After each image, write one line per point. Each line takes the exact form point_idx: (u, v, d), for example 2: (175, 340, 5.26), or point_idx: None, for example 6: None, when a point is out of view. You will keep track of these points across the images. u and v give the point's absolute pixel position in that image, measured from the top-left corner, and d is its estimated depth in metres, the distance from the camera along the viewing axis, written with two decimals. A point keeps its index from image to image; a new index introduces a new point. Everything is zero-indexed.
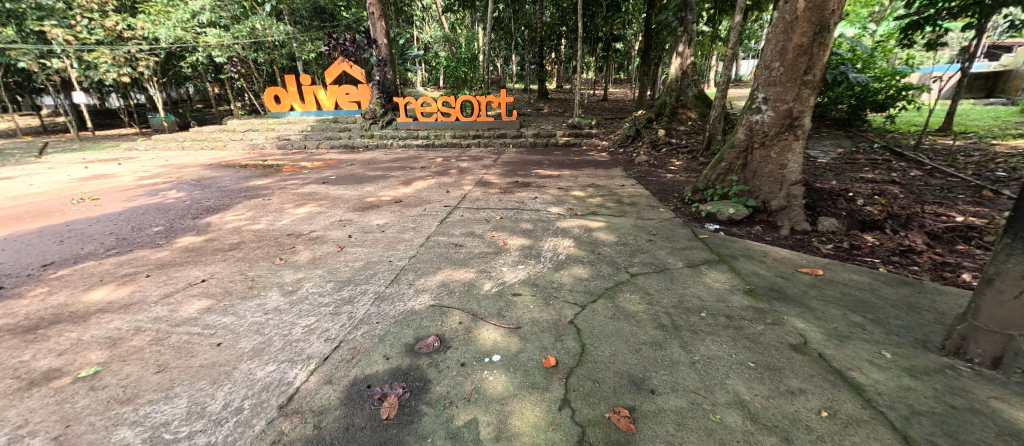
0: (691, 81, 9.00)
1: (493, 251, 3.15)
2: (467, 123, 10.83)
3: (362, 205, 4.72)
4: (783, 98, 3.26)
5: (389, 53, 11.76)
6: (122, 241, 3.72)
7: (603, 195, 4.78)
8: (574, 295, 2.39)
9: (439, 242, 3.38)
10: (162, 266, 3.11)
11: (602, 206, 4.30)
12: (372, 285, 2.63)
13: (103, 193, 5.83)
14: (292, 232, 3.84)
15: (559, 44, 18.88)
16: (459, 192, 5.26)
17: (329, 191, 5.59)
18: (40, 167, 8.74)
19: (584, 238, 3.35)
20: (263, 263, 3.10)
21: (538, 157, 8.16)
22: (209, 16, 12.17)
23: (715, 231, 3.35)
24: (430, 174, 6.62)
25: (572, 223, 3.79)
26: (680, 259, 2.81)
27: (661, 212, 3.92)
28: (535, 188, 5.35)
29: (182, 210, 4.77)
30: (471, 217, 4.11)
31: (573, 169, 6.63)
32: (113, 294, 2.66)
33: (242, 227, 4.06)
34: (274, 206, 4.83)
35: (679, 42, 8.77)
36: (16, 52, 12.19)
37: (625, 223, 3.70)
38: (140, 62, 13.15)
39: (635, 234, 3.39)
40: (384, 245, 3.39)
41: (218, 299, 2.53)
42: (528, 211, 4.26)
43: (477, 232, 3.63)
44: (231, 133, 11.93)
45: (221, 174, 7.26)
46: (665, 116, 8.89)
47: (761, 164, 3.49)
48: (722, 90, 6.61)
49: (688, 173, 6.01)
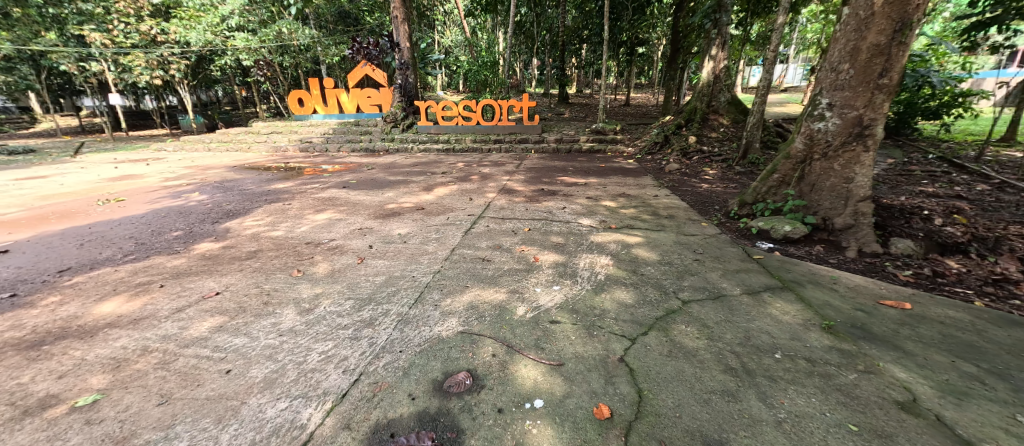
0: (724, 85, 8.53)
1: (523, 268, 2.91)
2: (488, 128, 10.67)
3: (382, 212, 4.55)
4: (851, 104, 2.92)
5: (412, 57, 11.72)
6: (140, 247, 3.62)
7: (637, 206, 4.47)
8: (621, 324, 2.11)
9: (464, 256, 3.15)
10: (177, 276, 2.97)
11: (637, 219, 4.00)
12: (394, 305, 2.41)
13: (129, 194, 5.85)
14: (311, 240, 3.67)
15: (580, 48, 18.61)
16: (482, 200, 5.04)
17: (349, 196, 5.46)
18: (72, 167, 8.94)
19: (622, 256, 3.06)
20: (280, 275, 2.92)
21: (561, 163, 7.91)
22: (238, 20, 12.25)
23: (769, 250, 3.03)
24: (452, 180, 6.43)
25: (607, 237, 3.51)
26: (736, 283, 2.50)
27: (704, 227, 3.59)
28: (562, 197, 5.09)
29: (202, 214, 4.69)
30: (497, 227, 3.87)
31: (600, 177, 6.34)
32: (124, 306, 2.51)
33: (261, 233, 3.92)
34: (293, 211, 4.70)
35: (712, 46, 8.40)
36: (57, 56, 12.67)
37: (666, 238, 3.40)
38: (172, 65, 13.56)
39: (679, 251, 3.08)
40: (406, 257, 3.18)
41: (231, 316, 2.35)
42: (557, 222, 3.99)
43: (504, 245, 3.38)
44: (255, 135, 12.09)
45: (243, 176, 7.26)
46: (695, 122, 8.50)
47: (821, 178, 3.16)
48: (761, 95, 6.21)
49: (725, 184, 5.63)
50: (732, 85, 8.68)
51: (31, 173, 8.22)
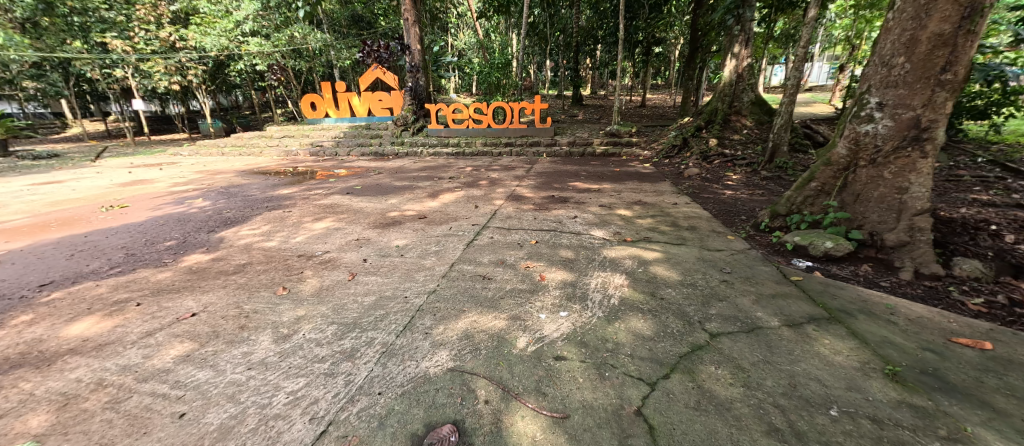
0: (747, 85, 8.08)
1: (528, 288, 2.62)
2: (499, 130, 10.44)
3: (382, 221, 4.32)
4: (906, 103, 2.56)
5: (422, 59, 11.60)
6: (129, 258, 3.46)
7: (654, 216, 4.13)
8: (639, 363, 1.79)
9: (463, 273, 2.88)
10: (158, 292, 2.78)
11: (655, 231, 3.66)
12: (381, 333, 2.15)
13: (134, 200, 5.78)
14: (304, 252, 3.46)
15: (594, 49, 18.25)
16: (488, 208, 4.77)
17: (351, 203, 5.26)
18: (89, 171, 9.06)
19: (639, 274, 2.74)
20: (264, 293, 2.69)
21: (574, 167, 7.59)
22: (252, 25, 12.30)
23: (808, 270, 2.69)
24: (459, 186, 6.18)
25: (622, 252, 3.18)
26: (773, 313, 2.15)
27: (731, 241, 3.23)
28: (574, 205, 4.77)
29: (200, 222, 4.54)
30: (502, 239, 3.59)
31: (614, 183, 5.99)
32: (93, 328, 2.32)
33: (254, 244, 3.72)
34: (292, 219, 4.52)
35: (734, 43, 8.00)
36: (81, 62, 12.98)
37: (687, 254, 3.06)
38: (190, 71, 13.73)
39: (704, 270, 2.74)
40: (401, 273, 2.93)
41: (202, 343, 2.12)
42: (567, 233, 3.69)
43: (508, 260, 3.10)
44: (268, 139, 12.14)
45: (251, 181, 7.18)
46: (716, 123, 8.07)
47: (867, 187, 2.79)
48: (790, 94, 5.79)
49: (751, 191, 5.22)
50: (755, 85, 8.22)
51: (48, 178, 8.32)
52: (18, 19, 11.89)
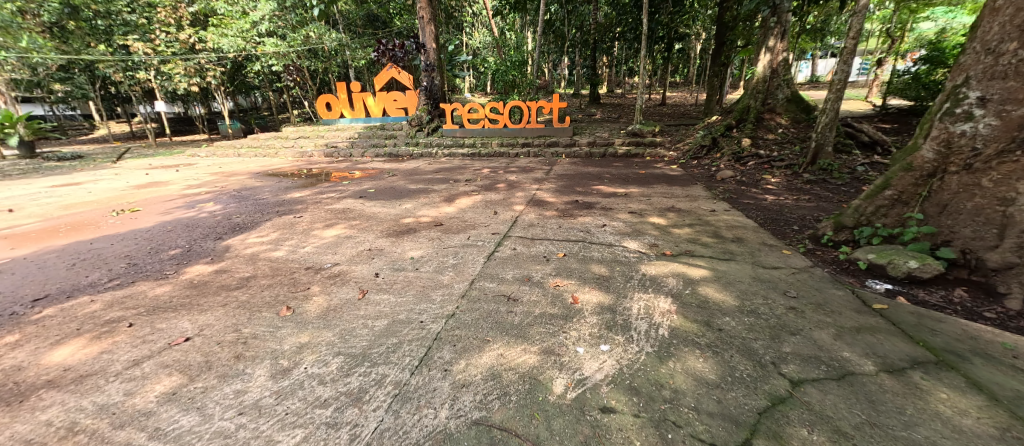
0: (782, 80, 7.59)
1: (560, 312, 2.29)
2: (516, 131, 10.14)
3: (396, 228, 4.05)
4: (1016, 98, 2.22)
5: (438, 58, 11.36)
6: (130, 269, 3.26)
7: (692, 225, 3.76)
8: (709, 421, 1.45)
9: (485, 293, 2.57)
10: (153, 310, 2.54)
11: (697, 243, 3.28)
12: (392, 368, 1.85)
13: (144, 204, 5.64)
14: (312, 264, 3.20)
15: (613, 46, 17.73)
16: (508, 214, 4.46)
17: (364, 207, 5.02)
18: (108, 173, 9.09)
19: (688, 297, 2.38)
20: (265, 313, 2.43)
21: (596, 169, 7.21)
22: (268, 25, 12.24)
23: (890, 295, 2.29)
24: (476, 189, 5.88)
25: (664, 268, 2.82)
26: (864, 353, 1.78)
27: (789, 257, 2.85)
28: (601, 211, 4.41)
29: (209, 228, 4.34)
30: (526, 250, 3.28)
31: (641, 186, 5.60)
32: (78, 354, 2.09)
33: (261, 254, 3.49)
34: (302, 226, 4.29)
35: (768, 36, 7.52)
36: (104, 65, 13.15)
37: (739, 271, 2.69)
38: (208, 72, 13.80)
39: (764, 292, 2.37)
40: (416, 292, 2.64)
41: (191, 378, 1.86)
42: (597, 245, 3.35)
43: (535, 277, 2.78)
44: (284, 140, 12.09)
45: (263, 184, 7.02)
46: (748, 122, 7.59)
47: (958, 197, 2.40)
48: (836, 90, 5.33)
49: (796, 197, 4.78)
50: (791, 81, 7.70)
51: (67, 180, 8.35)
52: (46, 23, 12.18)
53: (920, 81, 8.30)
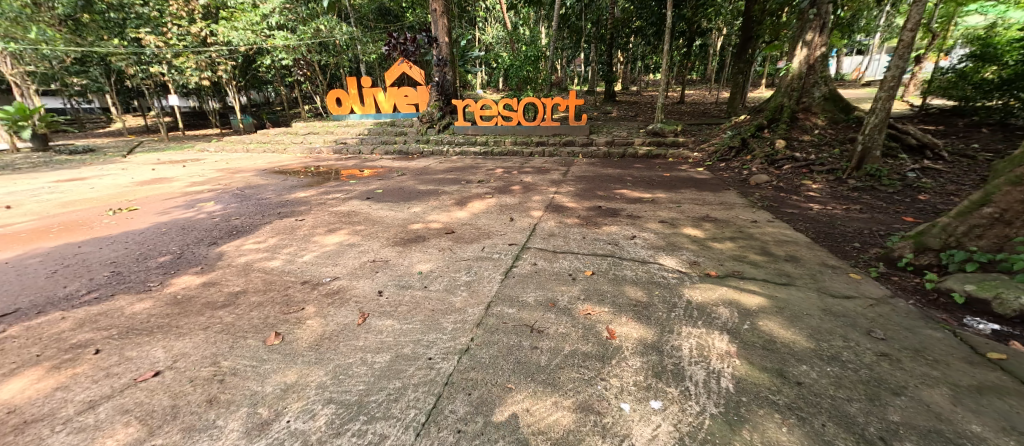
0: (819, 78, 7.08)
1: (595, 351, 1.91)
2: (530, 129, 9.78)
3: (404, 236, 3.72)
4: None
5: (450, 52, 11.01)
6: (113, 278, 2.97)
7: (734, 239, 3.34)
8: None
9: (504, 321, 2.20)
10: (126, 333, 2.22)
11: (745, 261, 2.87)
12: (394, 427, 1.50)
13: (144, 202, 5.39)
14: (310, 277, 2.86)
15: (630, 41, 17.18)
16: (525, 220, 4.09)
17: (370, 210, 4.70)
18: (116, 168, 8.95)
19: (748, 334, 1.99)
20: (250, 341, 2.10)
21: (617, 170, 6.79)
22: (278, 18, 12.00)
23: (1001, 339, 1.88)
24: (489, 191, 5.51)
25: (713, 294, 2.42)
26: (1000, 427, 1.38)
27: (861, 284, 2.43)
28: (628, 219, 4.02)
29: (205, 230, 4.05)
30: (548, 266, 2.91)
31: (668, 191, 5.18)
32: (27, 391, 1.77)
33: (256, 263, 3.17)
34: (303, 230, 3.98)
35: (806, 30, 7.05)
36: (117, 58, 12.99)
37: (804, 300, 2.29)
38: (219, 66, 13.65)
39: (842, 332, 1.96)
40: (424, 318, 2.28)
41: (150, 431, 1.53)
42: (628, 261, 2.96)
43: (560, 301, 2.40)
44: (293, 135, 11.89)
45: (268, 182, 6.75)
46: (781, 122, 7.09)
47: None
48: (888, 88, 4.86)
49: (845, 206, 4.32)
50: (828, 78, 7.16)
51: (74, 174, 8.20)
52: (61, 16, 11.94)
53: (967, 79, 7.65)
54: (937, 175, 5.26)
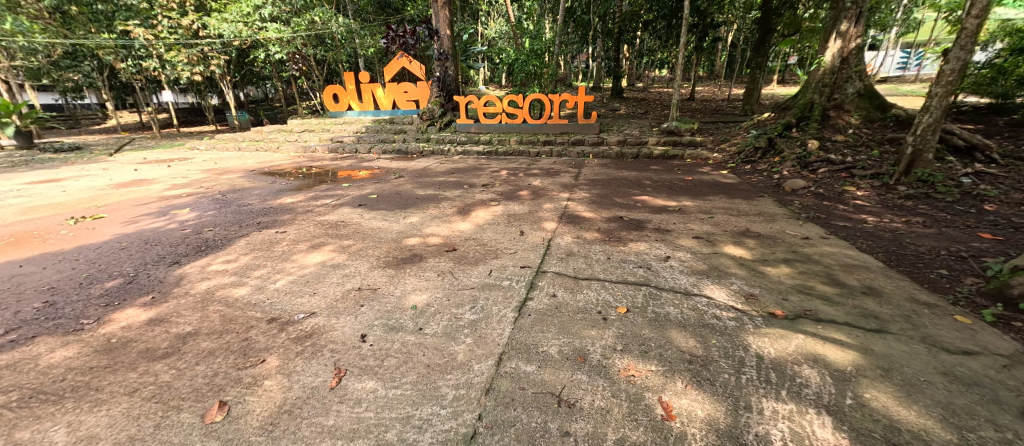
0: (853, 72, 6.54)
1: (653, 443, 1.38)
2: (536, 127, 9.25)
3: (398, 254, 3.20)
4: None
5: (452, 46, 10.44)
6: (43, 311, 2.44)
7: (793, 263, 2.79)
8: None
9: (522, 386, 1.68)
10: (28, 400, 1.70)
11: (815, 295, 2.33)
12: None
13: (114, 208, 4.88)
14: (281, 313, 2.33)
15: (637, 36, 16.54)
16: (537, 234, 3.56)
17: (362, 220, 4.17)
18: (97, 167, 8.41)
19: (858, 416, 1.46)
20: (183, 416, 1.57)
21: (634, 173, 6.24)
22: (271, 10, 11.44)
23: None
24: (495, 197, 4.98)
25: (788, 346, 1.89)
26: None
27: (977, 335, 1.90)
28: (656, 233, 3.50)
29: (170, 245, 3.54)
30: (572, 299, 2.38)
31: (694, 198, 4.64)
32: None
33: (218, 291, 2.64)
34: (283, 246, 3.45)
35: (840, 19, 6.46)
36: (105, 52, 12.46)
37: (914, 358, 1.76)
38: (212, 60, 13.09)
39: (988, 415, 1.44)
40: (418, 378, 1.75)
41: None
42: (668, 292, 2.43)
43: (591, 354, 1.87)
44: (287, 133, 11.37)
45: (254, 185, 6.22)
46: (811, 120, 6.53)
47: None
48: (945, 83, 4.31)
49: (904, 219, 3.77)
50: (863, 73, 6.60)
51: (51, 175, 7.67)
52: (48, 8, 11.60)
53: (1008, 75, 7.04)
54: (996, 181, 4.70)
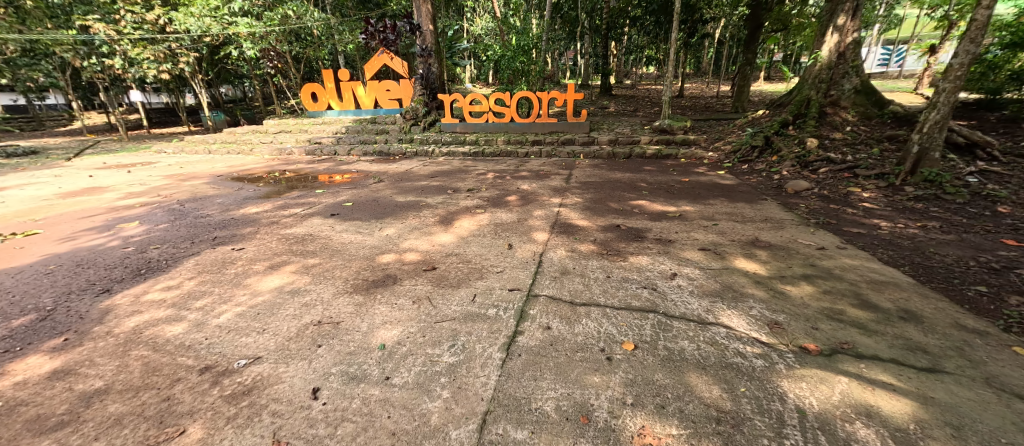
0: (849, 67, 6.32)
1: None
2: (524, 126, 8.88)
3: (371, 275, 2.81)
4: None
5: (435, 42, 9.98)
6: None
7: (816, 280, 2.48)
8: None
9: None
10: None
11: (848, 322, 2.02)
12: None
13: (53, 222, 4.36)
14: (219, 359, 1.91)
15: (625, 32, 16.29)
16: (527, 248, 3.20)
17: (332, 232, 3.76)
18: (48, 174, 7.74)
19: None
20: None
21: (628, 174, 5.94)
22: (242, 4, 10.76)
23: None
24: (480, 204, 4.60)
25: (832, 393, 1.56)
26: None
27: None
28: (658, 244, 3.18)
29: (105, 267, 3.08)
30: (569, 333, 2.01)
31: (694, 202, 4.34)
32: None
33: (149, 329, 2.21)
34: (237, 266, 3.02)
35: (837, 13, 6.21)
36: (62, 49, 11.63)
37: (987, 411, 1.44)
38: (180, 58, 12.34)
39: None
40: None
41: None
42: (681, 321, 2.09)
43: (595, 413, 1.51)
44: (262, 134, 10.78)
45: (218, 192, 5.72)
46: (809, 117, 6.29)
47: None
48: (954, 78, 4.08)
49: (919, 223, 3.52)
50: (860, 69, 6.38)
51: None
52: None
53: (998, 70, 6.91)
54: (1002, 180, 4.51)
